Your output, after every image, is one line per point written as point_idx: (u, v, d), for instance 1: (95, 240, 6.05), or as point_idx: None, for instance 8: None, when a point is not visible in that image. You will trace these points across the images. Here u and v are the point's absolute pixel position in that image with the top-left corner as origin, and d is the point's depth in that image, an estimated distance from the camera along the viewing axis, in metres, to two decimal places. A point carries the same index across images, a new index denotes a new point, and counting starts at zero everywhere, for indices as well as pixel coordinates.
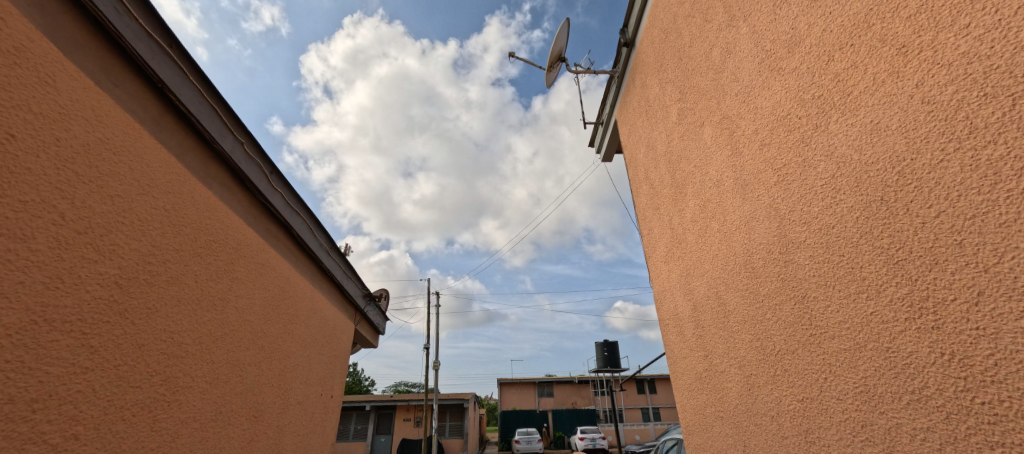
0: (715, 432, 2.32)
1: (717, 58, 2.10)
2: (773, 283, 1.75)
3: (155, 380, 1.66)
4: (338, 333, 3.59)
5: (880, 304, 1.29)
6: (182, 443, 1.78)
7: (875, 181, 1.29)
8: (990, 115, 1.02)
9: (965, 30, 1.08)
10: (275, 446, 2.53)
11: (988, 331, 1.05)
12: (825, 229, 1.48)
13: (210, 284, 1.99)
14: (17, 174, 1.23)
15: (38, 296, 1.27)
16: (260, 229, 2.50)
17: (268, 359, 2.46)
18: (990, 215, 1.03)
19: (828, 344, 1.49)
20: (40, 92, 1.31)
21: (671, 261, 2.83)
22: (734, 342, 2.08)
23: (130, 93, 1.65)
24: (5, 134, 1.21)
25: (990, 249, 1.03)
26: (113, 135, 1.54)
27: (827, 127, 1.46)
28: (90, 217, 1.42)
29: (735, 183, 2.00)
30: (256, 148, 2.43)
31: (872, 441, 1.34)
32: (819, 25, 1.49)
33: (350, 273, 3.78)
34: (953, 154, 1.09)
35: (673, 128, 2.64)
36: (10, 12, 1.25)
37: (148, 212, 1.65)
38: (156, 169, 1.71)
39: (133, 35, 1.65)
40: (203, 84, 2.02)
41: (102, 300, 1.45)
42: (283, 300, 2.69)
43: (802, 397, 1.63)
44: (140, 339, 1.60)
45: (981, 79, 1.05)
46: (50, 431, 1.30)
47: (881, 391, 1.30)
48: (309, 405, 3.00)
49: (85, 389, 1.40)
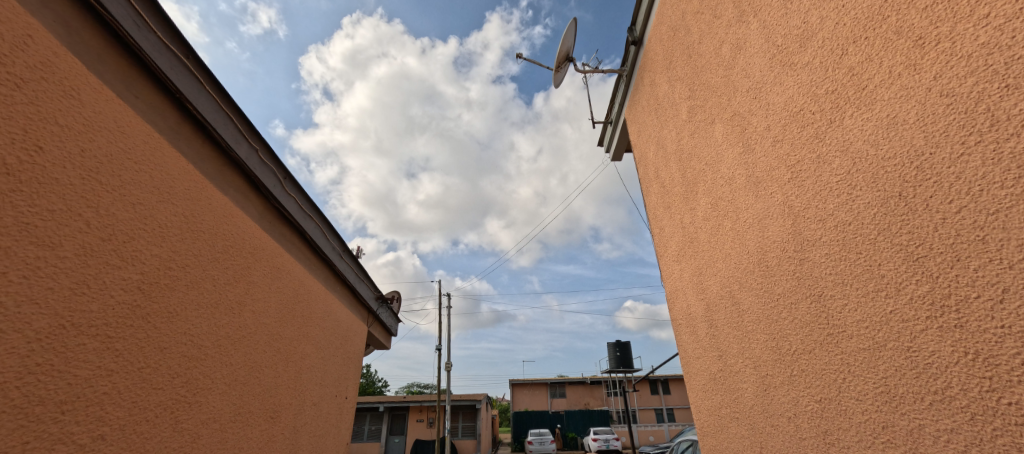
0: (731, 432, 2.31)
1: (727, 53, 2.09)
2: (788, 281, 1.74)
3: (176, 382, 1.70)
4: (352, 335, 3.61)
5: (900, 303, 1.26)
6: (203, 443, 1.81)
7: (891, 176, 1.27)
8: (1013, 107, 1.00)
9: (983, 20, 1.06)
10: (293, 447, 2.56)
11: (1014, 329, 1.02)
12: (841, 226, 1.46)
13: (227, 288, 2.03)
14: (45, 184, 1.27)
15: (65, 301, 1.30)
16: (275, 232, 2.53)
17: (284, 362, 2.49)
18: (1013, 210, 1.01)
19: (847, 344, 1.47)
20: (65, 104, 1.34)
21: (683, 260, 2.82)
22: (748, 342, 2.07)
23: (148, 102, 1.68)
24: (33, 146, 1.25)
25: (1013, 246, 1.01)
26: (135, 145, 1.58)
27: (841, 122, 1.44)
28: (113, 223, 1.46)
29: (748, 181, 1.99)
30: (270, 154, 2.46)
31: (894, 443, 1.32)
32: (831, 19, 1.48)
33: (363, 275, 3.81)
34: (974, 147, 1.07)
35: (684, 126, 2.62)
36: (37, 29, 1.30)
37: (167, 218, 1.69)
38: (174, 177, 1.74)
39: (151, 46, 1.69)
40: (218, 92, 2.05)
41: (125, 305, 1.49)
42: (298, 303, 2.71)
43: (819, 399, 1.62)
44: (162, 341, 1.64)
45: (1002, 70, 1.03)
46: (78, 431, 1.33)
47: (902, 392, 1.28)
48: (325, 406, 3.03)
49: (110, 391, 1.43)
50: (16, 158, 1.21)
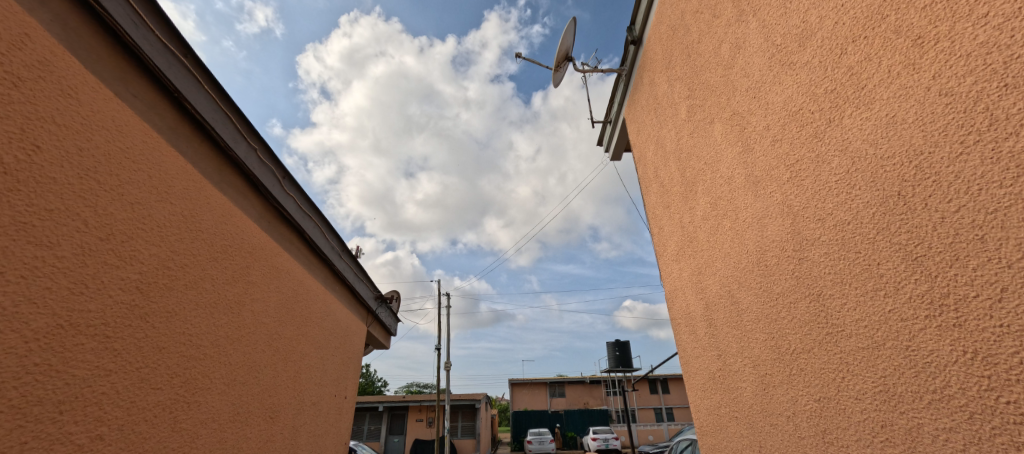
0: (730, 432, 2.31)
1: (727, 53, 2.09)
2: (787, 281, 1.74)
3: (175, 381, 1.70)
4: (351, 335, 3.61)
5: (899, 302, 1.26)
6: (202, 442, 1.81)
7: (890, 175, 1.27)
8: (1012, 106, 1.00)
9: (982, 20, 1.06)
10: (293, 447, 2.57)
11: (1013, 327, 1.03)
12: (840, 225, 1.46)
13: (226, 287, 2.03)
14: (43, 184, 1.27)
15: (64, 301, 1.30)
16: (274, 232, 2.52)
17: (283, 362, 2.49)
18: (1012, 209, 1.01)
19: (846, 343, 1.47)
20: (63, 104, 1.34)
21: (682, 259, 2.82)
22: (747, 342, 2.08)
23: (146, 101, 1.68)
24: (30, 146, 1.24)
25: (1012, 245, 1.01)
26: (133, 144, 1.57)
27: (840, 122, 1.44)
28: (111, 223, 1.46)
29: (747, 180, 1.99)
30: (269, 153, 2.46)
31: (893, 442, 1.32)
32: (830, 18, 1.48)
33: (363, 275, 3.81)
34: (973, 147, 1.07)
35: (683, 125, 2.62)
36: (34, 27, 1.29)
37: (165, 218, 1.68)
38: (173, 176, 1.74)
39: (149, 45, 1.69)
40: (217, 91, 2.05)
41: (124, 305, 1.49)
42: (297, 302, 2.71)
43: (818, 397, 1.62)
44: (161, 341, 1.64)
45: (1001, 69, 1.03)
46: (77, 431, 1.33)
47: (901, 391, 1.28)
48: (324, 405, 3.04)
49: (110, 391, 1.43)
50: (14, 157, 1.21)
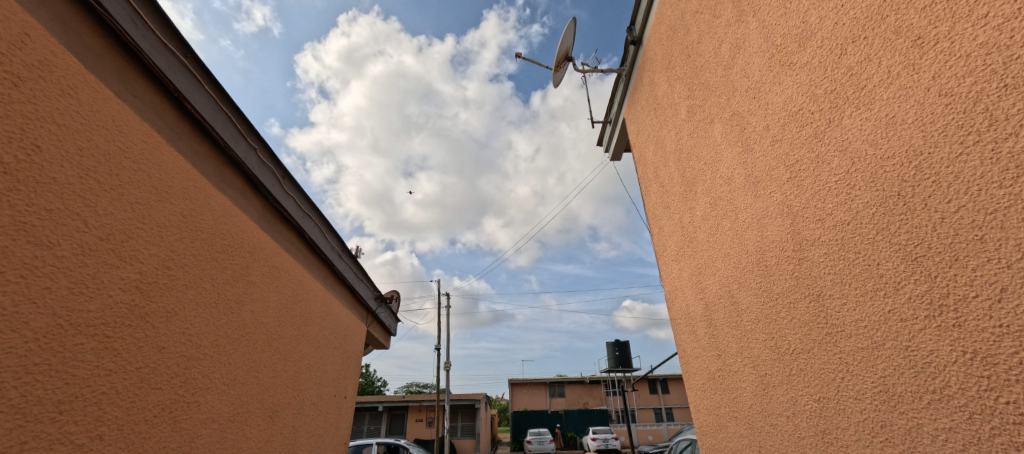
0: (730, 432, 2.31)
1: (727, 53, 2.09)
2: (787, 281, 1.74)
3: (175, 382, 1.70)
4: (350, 335, 3.60)
5: (898, 302, 1.27)
6: (202, 442, 1.81)
7: (890, 175, 1.27)
8: (1012, 107, 1.00)
9: (982, 20, 1.06)
10: (292, 447, 2.57)
11: (1012, 327, 1.03)
12: (840, 225, 1.46)
13: (226, 287, 2.03)
14: (43, 184, 1.27)
15: (64, 300, 1.30)
16: (273, 232, 2.52)
17: (283, 362, 2.49)
18: (1011, 210, 1.01)
19: (846, 343, 1.47)
20: (63, 104, 1.34)
21: (682, 259, 2.82)
22: (747, 342, 2.08)
23: (146, 101, 1.68)
24: (30, 146, 1.24)
25: (1012, 245, 1.02)
26: (133, 144, 1.57)
27: (839, 122, 1.45)
28: (111, 222, 1.46)
29: (747, 181, 1.99)
30: (268, 153, 2.46)
31: (892, 442, 1.32)
32: (830, 18, 1.48)
33: (363, 275, 3.81)
34: (972, 147, 1.08)
35: (683, 125, 2.62)
36: (34, 27, 1.29)
37: (165, 218, 1.68)
38: (173, 176, 1.74)
39: (149, 45, 1.69)
40: (217, 91, 2.05)
41: (124, 305, 1.49)
42: (297, 302, 2.71)
43: (818, 398, 1.62)
44: (161, 341, 1.64)
45: (1001, 70, 1.03)
46: (76, 431, 1.33)
47: (901, 391, 1.28)
48: (324, 405, 3.04)
49: (109, 391, 1.43)
50: (14, 157, 1.21)
